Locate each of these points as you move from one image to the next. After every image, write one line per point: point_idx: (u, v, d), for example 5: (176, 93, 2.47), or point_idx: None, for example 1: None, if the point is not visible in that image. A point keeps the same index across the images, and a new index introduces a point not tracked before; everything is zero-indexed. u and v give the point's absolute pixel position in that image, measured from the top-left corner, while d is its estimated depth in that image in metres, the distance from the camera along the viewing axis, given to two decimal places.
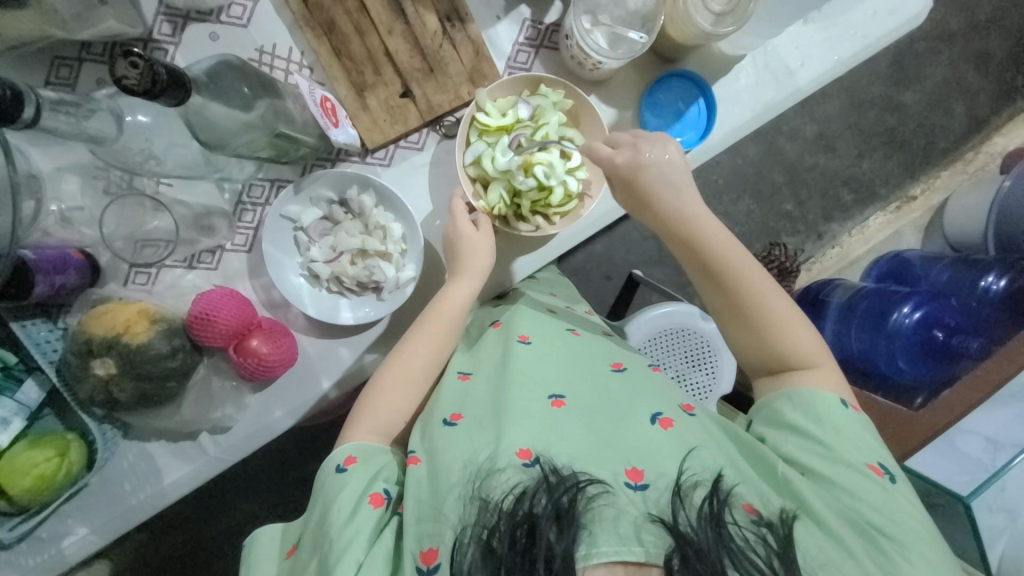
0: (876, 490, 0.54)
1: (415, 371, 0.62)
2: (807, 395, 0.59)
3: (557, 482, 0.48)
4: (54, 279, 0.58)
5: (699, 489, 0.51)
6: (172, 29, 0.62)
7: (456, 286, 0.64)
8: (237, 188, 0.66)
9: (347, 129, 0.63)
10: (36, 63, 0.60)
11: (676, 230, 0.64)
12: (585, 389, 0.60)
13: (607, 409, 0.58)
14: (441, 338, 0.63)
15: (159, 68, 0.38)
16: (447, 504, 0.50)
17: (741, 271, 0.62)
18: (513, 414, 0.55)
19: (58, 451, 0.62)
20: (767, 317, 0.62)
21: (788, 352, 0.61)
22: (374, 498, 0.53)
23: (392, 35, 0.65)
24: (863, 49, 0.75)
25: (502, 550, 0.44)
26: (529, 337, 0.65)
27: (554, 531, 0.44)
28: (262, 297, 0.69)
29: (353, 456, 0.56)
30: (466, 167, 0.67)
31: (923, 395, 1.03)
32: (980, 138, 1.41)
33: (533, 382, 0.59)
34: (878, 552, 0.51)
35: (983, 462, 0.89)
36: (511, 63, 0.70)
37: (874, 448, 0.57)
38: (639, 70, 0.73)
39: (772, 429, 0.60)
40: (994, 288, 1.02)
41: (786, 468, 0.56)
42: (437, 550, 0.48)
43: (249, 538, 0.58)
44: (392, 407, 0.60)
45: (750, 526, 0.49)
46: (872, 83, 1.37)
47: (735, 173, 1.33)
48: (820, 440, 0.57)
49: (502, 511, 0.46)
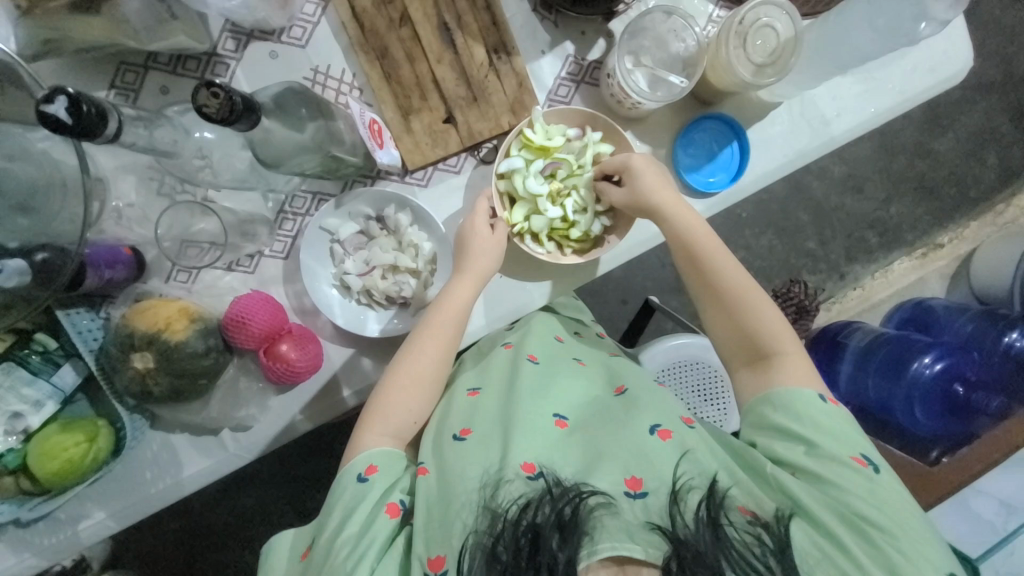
0: (862, 481, 0.53)
1: (427, 379, 0.62)
2: (786, 395, 0.58)
3: (560, 494, 0.49)
4: (103, 273, 0.62)
5: (694, 492, 0.52)
6: (235, 45, 0.66)
7: (461, 287, 0.65)
8: (280, 198, 0.69)
9: (390, 150, 0.66)
10: (107, 68, 0.63)
11: (660, 219, 0.65)
12: (587, 408, 0.61)
13: (605, 422, 0.59)
14: (448, 340, 0.64)
15: (236, 98, 0.40)
16: (454, 510, 0.51)
17: (718, 254, 0.64)
18: (519, 427, 0.56)
19: (87, 437, 0.64)
20: (745, 304, 0.63)
21: (767, 339, 0.61)
22: (390, 508, 0.55)
23: (441, 63, 0.67)
24: (900, 104, 0.76)
25: (507, 556, 0.45)
26: (537, 357, 0.67)
27: (557, 539, 0.45)
28: (293, 303, 0.72)
29: (373, 465, 0.57)
30: (500, 175, 0.68)
31: (938, 448, 1.00)
32: (1011, 191, 1.40)
33: (536, 397, 0.60)
34: (869, 544, 0.51)
35: (995, 525, 0.94)
36: (552, 96, 0.72)
37: (857, 437, 0.57)
38: (676, 110, 0.74)
39: (760, 432, 0.59)
40: (1017, 345, 1.02)
41: (775, 468, 0.55)
42: (445, 557, 0.49)
43: (266, 545, 0.60)
44: (405, 408, 0.61)
45: (745, 526, 0.50)
46: (905, 128, 1.37)
47: (760, 208, 1.33)
48: (803, 438, 0.56)
49: (507, 520, 0.48)
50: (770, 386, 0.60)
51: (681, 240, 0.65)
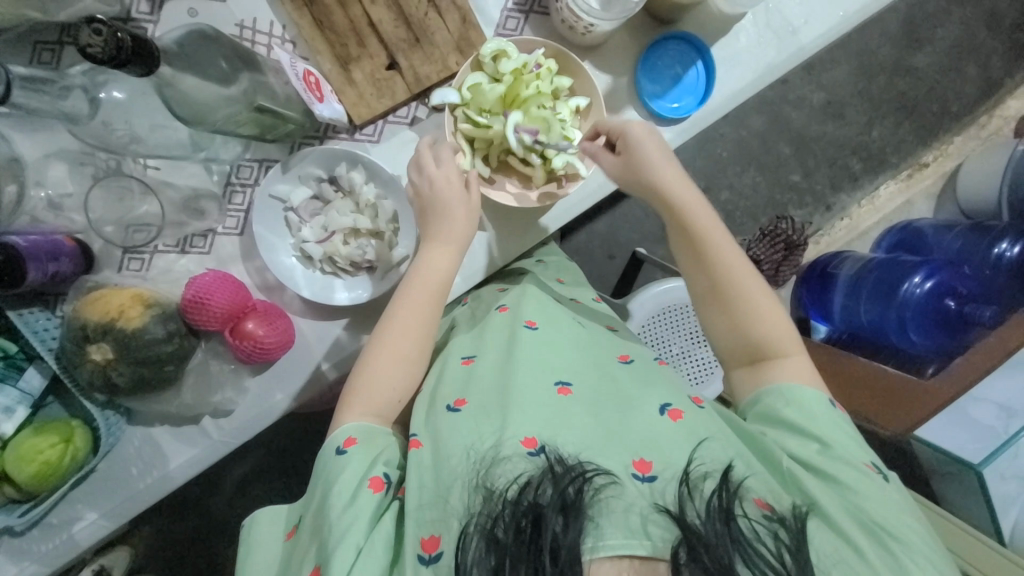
0: (872, 489, 0.52)
1: (406, 351, 0.59)
2: (799, 389, 0.58)
3: (563, 473, 0.47)
4: (47, 267, 0.58)
5: (709, 480, 0.49)
6: (149, 6, 0.61)
7: (436, 254, 0.62)
8: (225, 169, 0.66)
9: (332, 104, 0.62)
10: (14, 46, 0.59)
11: (668, 207, 0.63)
12: (591, 375, 0.59)
13: (614, 399, 0.56)
14: (431, 311, 0.61)
15: (124, 35, 0.38)
16: (450, 497, 0.49)
17: (719, 240, 0.62)
18: (519, 401, 0.53)
19: (62, 438, 0.63)
20: (744, 300, 0.61)
21: (766, 337, 0.60)
22: (374, 482, 0.52)
23: (375, 4, 0.63)
24: (870, 3, 0.71)
25: (506, 539, 0.43)
26: (536, 322, 0.63)
27: (561, 523, 0.43)
28: (256, 280, 0.69)
29: (353, 438, 0.55)
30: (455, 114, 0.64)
31: (934, 364, 0.95)
32: (993, 102, 1.36)
33: (537, 367, 0.57)
34: (891, 557, 0.48)
35: (996, 429, 0.87)
36: (500, 30, 0.68)
37: (865, 445, 0.56)
38: (633, 33, 0.70)
39: (767, 425, 0.58)
40: (1007, 255, 0.99)
41: (792, 464, 0.54)
42: (439, 537, 0.47)
43: (249, 518, 0.58)
44: (371, 390, 0.58)
45: (761, 520, 0.47)
46: (882, 46, 1.32)
47: (740, 145, 1.29)
48: (817, 435, 0.55)
49: (506, 501, 0.46)
50: (764, 381, 0.60)
51: (688, 229, 0.62)
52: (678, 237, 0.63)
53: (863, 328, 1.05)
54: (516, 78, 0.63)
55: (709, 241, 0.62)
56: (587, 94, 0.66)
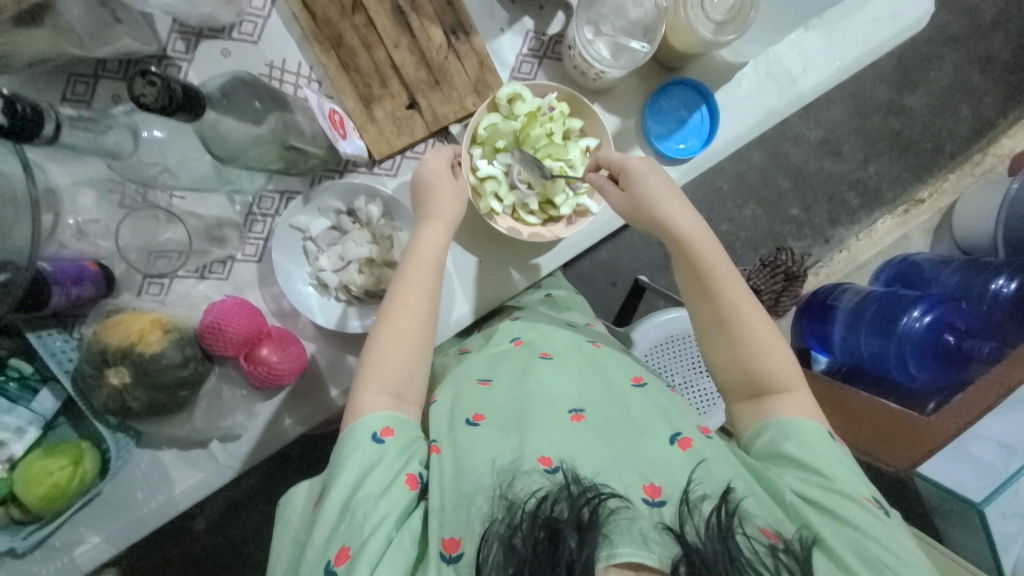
0: (872, 523, 0.52)
1: (414, 333, 0.60)
2: (800, 425, 0.58)
3: (579, 492, 0.47)
4: (70, 291, 0.60)
5: (707, 501, 0.50)
6: (185, 46, 0.65)
7: (434, 230, 0.63)
8: (247, 200, 0.68)
9: (354, 140, 0.64)
10: (53, 80, 0.61)
11: (678, 245, 0.64)
12: (604, 399, 0.59)
13: (625, 424, 0.56)
14: (430, 285, 0.62)
15: (174, 86, 0.41)
16: (475, 501, 0.49)
17: (725, 276, 0.63)
18: (537, 422, 0.54)
19: (73, 460, 0.63)
20: (748, 336, 0.62)
21: (769, 373, 0.61)
22: (409, 479, 0.52)
23: (398, 48, 0.66)
24: (865, 54, 0.75)
25: (524, 548, 0.44)
26: (550, 354, 0.64)
27: (575, 539, 0.44)
28: (272, 306, 0.70)
29: (390, 428, 0.55)
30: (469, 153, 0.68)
31: (935, 400, 0.98)
32: (986, 141, 1.41)
33: (550, 393, 0.58)
34: None
35: (996, 467, 0.87)
36: (514, 73, 0.71)
37: (864, 480, 0.56)
38: (640, 78, 0.73)
39: (770, 461, 0.58)
40: (1005, 291, 1.00)
41: (796, 498, 0.54)
42: (461, 539, 0.48)
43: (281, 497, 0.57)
44: (385, 374, 0.58)
45: (762, 543, 0.48)
46: (877, 87, 1.37)
47: (741, 178, 1.33)
48: (816, 469, 0.55)
49: (525, 512, 0.46)
50: (766, 416, 0.61)
51: (695, 264, 0.64)
52: (687, 275, 0.65)
53: (864, 360, 1.06)
54: (529, 120, 0.67)
55: (716, 277, 0.63)
56: (597, 135, 0.70)
